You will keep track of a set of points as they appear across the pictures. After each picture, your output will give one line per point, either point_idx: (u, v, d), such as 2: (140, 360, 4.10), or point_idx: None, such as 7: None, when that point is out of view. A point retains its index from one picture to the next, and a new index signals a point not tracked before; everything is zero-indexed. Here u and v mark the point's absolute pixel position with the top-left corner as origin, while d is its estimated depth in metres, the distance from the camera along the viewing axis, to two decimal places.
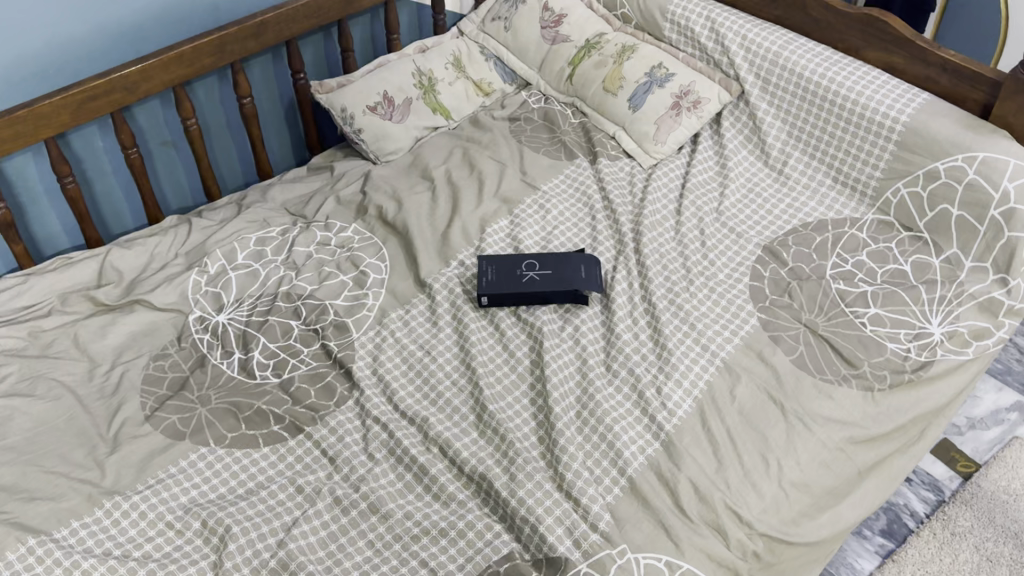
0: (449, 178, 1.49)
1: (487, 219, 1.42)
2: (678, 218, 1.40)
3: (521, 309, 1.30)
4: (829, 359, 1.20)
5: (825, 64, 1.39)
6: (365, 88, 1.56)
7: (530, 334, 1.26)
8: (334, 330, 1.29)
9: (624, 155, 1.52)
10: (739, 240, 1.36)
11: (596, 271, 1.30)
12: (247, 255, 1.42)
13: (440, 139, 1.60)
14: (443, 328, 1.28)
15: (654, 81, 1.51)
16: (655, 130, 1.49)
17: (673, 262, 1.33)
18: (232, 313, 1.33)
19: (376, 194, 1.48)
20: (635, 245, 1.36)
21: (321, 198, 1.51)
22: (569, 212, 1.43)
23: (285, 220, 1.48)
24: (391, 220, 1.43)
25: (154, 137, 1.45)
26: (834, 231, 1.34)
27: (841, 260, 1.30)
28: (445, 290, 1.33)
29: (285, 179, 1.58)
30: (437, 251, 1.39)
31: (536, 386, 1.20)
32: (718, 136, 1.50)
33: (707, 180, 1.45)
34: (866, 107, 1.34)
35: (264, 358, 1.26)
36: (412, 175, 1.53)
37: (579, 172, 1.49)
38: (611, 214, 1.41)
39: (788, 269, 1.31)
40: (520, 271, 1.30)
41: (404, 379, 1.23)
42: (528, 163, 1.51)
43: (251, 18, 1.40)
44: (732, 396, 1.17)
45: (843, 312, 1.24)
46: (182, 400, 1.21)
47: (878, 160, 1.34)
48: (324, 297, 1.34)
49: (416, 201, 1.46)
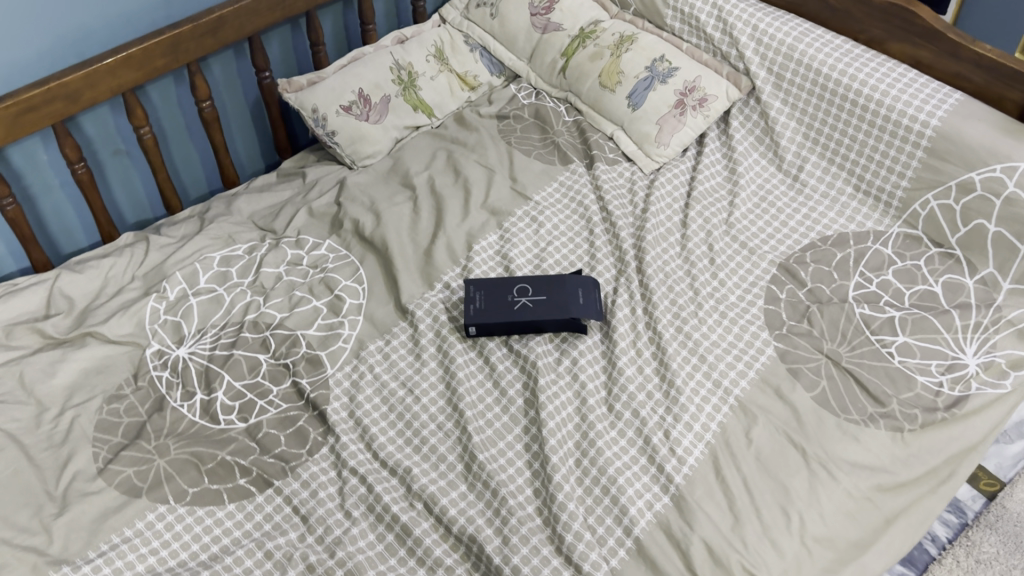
0: (432, 187, 1.36)
1: (474, 234, 1.29)
2: (684, 230, 1.27)
3: (513, 338, 1.18)
4: (854, 396, 1.09)
5: (846, 60, 1.26)
6: (338, 86, 1.42)
7: (523, 369, 1.14)
8: (306, 366, 1.17)
9: (623, 158, 1.38)
10: (752, 257, 1.23)
11: (595, 296, 1.18)
12: (210, 278, 1.29)
13: (422, 142, 1.47)
14: (427, 363, 1.16)
15: (655, 76, 1.37)
16: (657, 132, 1.36)
17: (680, 283, 1.21)
18: (193, 347, 1.21)
19: (351, 205, 1.35)
20: (638, 263, 1.23)
21: (291, 209, 1.38)
22: (565, 225, 1.30)
23: (252, 236, 1.35)
24: (369, 236, 1.30)
25: (104, 147, 1.31)
26: (857, 246, 1.21)
27: (865, 280, 1.18)
28: (429, 317, 1.20)
29: (252, 188, 1.44)
30: (420, 272, 1.26)
31: (530, 430, 1.08)
32: (726, 137, 1.37)
33: (715, 189, 1.32)
34: (892, 109, 1.21)
35: (229, 400, 1.15)
36: (391, 184, 1.39)
37: (575, 179, 1.36)
38: (610, 227, 1.28)
39: (806, 290, 1.18)
40: (510, 297, 1.17)
41: (385, 423, 1.11)
42: (518, 168, 1.37)
43: (207, 14, 1.25)
44: (748, 440, 1.05)
45: (868, 340, 1.13)
46: (138, 450, 1.09)
47: (905, 167, 1.21)
48: (295, 326, 1.22)
49: (396, 213, 1.33)
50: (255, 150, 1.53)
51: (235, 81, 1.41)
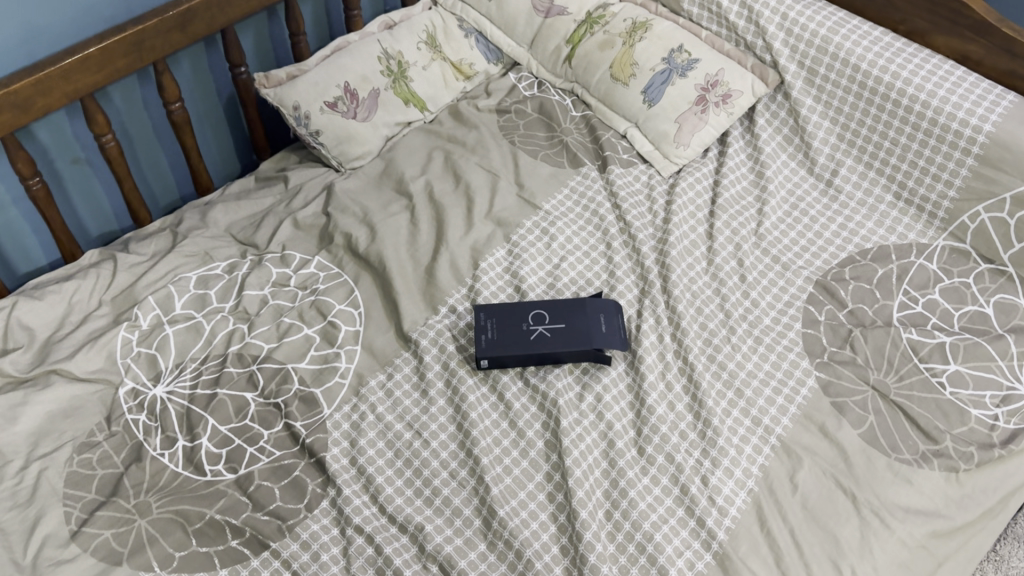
0: (430, 195, 1.24)
1: (480, 249, 1.18)
2: (710, 243, 1.16)
3: (530, 370, 1.07)
4: (904, 432, 1.00)
5: (887, 55, 1.14)
6: (321, 80, 1.28)
7: (542, 406, 1.03)
8: (300, 406, 1.05)
9: (639, 159, 1.27)
10: (785, 273, 1.13)
11: (618, 323, 1.07)
12: (186, 302, 1.16)
13: (416, 141, 1.34)
14: (435, 401, 1.05)
15: (674, 69, 1.25)
16: (676, 130, 1.24)
17: (709, 304, 1.11)
18: (171, 385, 1.08)
19: (342, 216, 1.22)
20: (662, 282, 1.12)
21: (273, 220, 1.25)
22: (579, 238, 1.18)
23: (232, 251, 1.22)
24: (363, 252, 1.18)
25: (61, 156, 1.17)
26: (899, 261, 1.12)
27: (910, 300, 1.08)
28: (435, 347, 1.09)
29: (228, 194, 1.31)
30: (422, 294, 1.14)
31: (554, 477, 0.98)
32: (751, 136, 1.26)
33: (741, 196, 1.21)
34: (940, 112, 1.10)
35: (215, 448, 1.03)
36: (385, 190, 1.27)
37: (587, 184, 1.24)
38: (629, 240, 1.17)
39: (847, 312, 1.09)
40: (526, 325, 1.06)
41: (391, 471, 1.00)
42: (525, 173, 1.25)
43: (174, 6, 1.11)
44: (793, 485, 0.96)
45: (916, 369, 1.03)
46: (115, 510, 0.97)
47: (952, 175, 1.12)
48: (285, 359, 1.09)
49: (392, 226, 1.20)
50: (229, 150, 1.38)
51: (206, 77, 1.27)
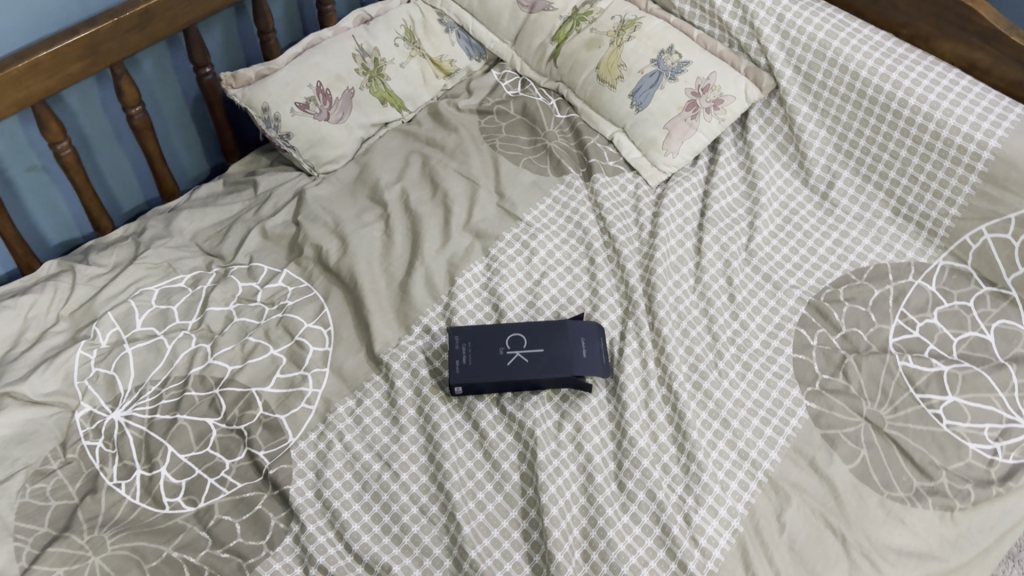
0: (406, 204, 1.18)
1: (456, 264, 1.12)
2: (699, 259, 1.11)
3: (506, 396, 1.02)
4: (898, 467, 0.95)
5: (888, 62, 1.08)
6: (292, 79, 1.21)
7: (518, 436, 0.98)
8: (263, 434, 1.00)
9: (626, 166, 1.21)
10: (776, 293, 1.08)
11: (599, 347, 1.01)
12: (148, 318, 1.10)
13: (393, 144, 1.28)
14: (406, 429, 0.99)
15: (663, 71, 1.19)
16: (665, 137, 1.18)
17: (695, 326, 1.05)
18: (130, 409, 1.03)
19: (312, 226, 1.16)
20: (647, 302, 1.07)
21: (240, 229, 1.19)
22: (561, 252, 1.12)
23: (197, 262, 1.16)
24: (334, 266, 1.12)
25: (16, 163, 1.10)
26: (896, 281, 1.07)
27: (907, 324, 1.03)
28: (407, 371, 1.03)
29: (194, 199, 1.24)
30: (395, 312, 1.08)
31: (529, 513, 0.93)
32: (743, 143, 1.20)
33: (732, 208, 1.15)
34: (943, 125, 1.04)
35: (174, 478, 0.98)
36: (358, 198, 1.21)
37: (571, 194, 1.18)
38: (614, 255, 1.11)
39: (841, 336, 1.03)
40: (502, 350, 1.01)
41: (358, 505, 0.95)
42: (506, 180, 1.19)
43: (132, 5, 1.04)
44: (780, 525, 0.91)
45: (912, 399, 0.98)
46: (67, 546, 0.91)
47: (954, 193, 1.06)
48: (248, 382, 1.04)
49: (365, 237, 1.14)
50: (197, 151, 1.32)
51: (171, 78, 1.20)
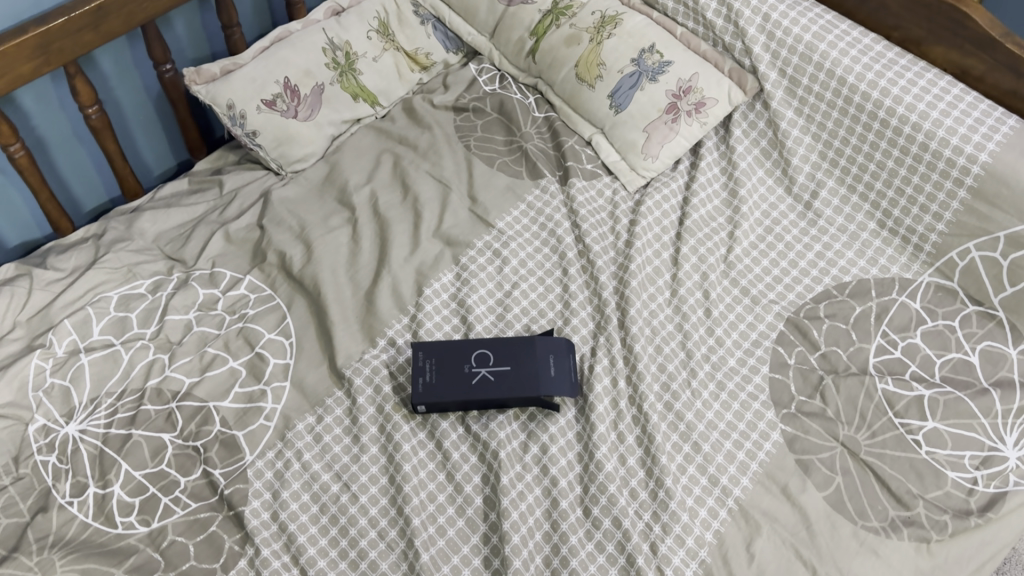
0: (375, 208, 1.14)
1: (425, 273, 1.08)
2: (675, 270, 1.07)
3: (471, 415, 0.98)
4: (873, 495, 0.92)
5: (877, 67, 1.03)
6: (258, 75, 1.16)
7: (482, 457, 0.95)
8: (220, 451, 0.97)
9: (604, 170, 1.16)
10: (755, 308, 1.04)
11: (567, 365, 0.98)
12: (105, 326, 1.07)
13: (363, 143, 1.23)
14: (367, 449, 0.96)
15: (643, 72, 1.14)
16: (644, 141, 1.13)
17: (669, 342, 1.02)
18: (85, 423, 1.00)
19: (277, 230, 1.13)
20: (620, 316, 1.03)
21: (203, 231, 1.15)
22: (534, 262, 1.08)
23: (158, 266, 1.13)
24: (297, 274, 1.08)
25: None
26: (879, 297, 1.03)
27: (889, 343, 0.99)
28: (369, 387, 1.00)
29: (158, 199, 1.20)
30: (360, 324, 1.05)
31: (490, 539, 0.90)
32: (726, 147, 1.15)
33: (713, 216, 1.11)
34: (932, 136, 1.00)
35: (128, 496, 0.95)
36: (326, 200, 1.16)
37: (545, 200, 1.14)
38: (588, 265, 1.07)
39: (819, 355, 1.00)
40: (468, 368, 0.97)
41: (315, 529, 0.92)
42: (479, 184, 1.15)
43: (84, 2, 0.99)
44: (749, 556, 0.88)
45: (891, 424, 0.95)
46: (15, 568, 0.88)
47: (942, 207, 1.02)
48: (206, 396, 1.01)
49: (331, 243, 1.10)
50: (163, 147, 1.28)
51: (131, 74, 1.16)
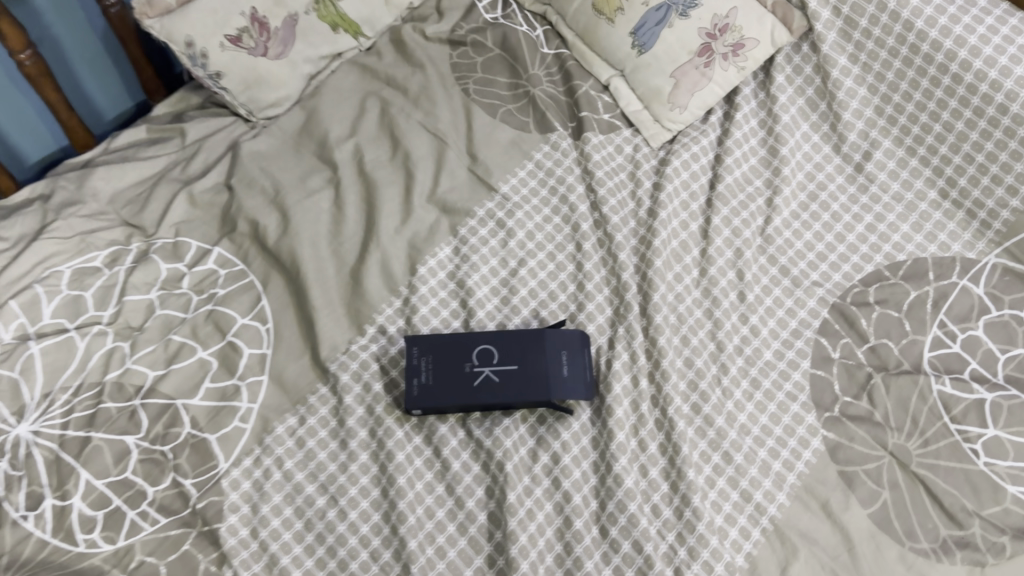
0: (360, 166, 0.99)
1: (418, 247, 0.94)
2: (705, 245, 0.94)
3: (473, 417, 0.87)
4: (923, 512, 0.81)
5: (952, 11, 0.92)
6: (221, 5, 0.98)
7: (486, 467, 0.84)
8: (191, 457, 0.86)
9: (623, 121, 1.02)
10: (795, 291, 0.92)
11: (581, 363, 0.86)
12: (57, 308, 0.93)
13: (345, 84, 1.07)
14: (356, 457, 0.85)
15: (673, 5, 0.98)
16: (671, 88, 0.99)
17: (697, 332, 0.90)
18: (37, 424, 0.86)
19: (247, 193, 0.98)
20: (642, 303, 0.90)
21: (165, 192, 1.01)
22: (543, 234, 0.95)
23: (114, 235, 0.99)
24: (272, 247, 0.95)
25: None
26: (937, 281, 0.90)
27: (947, 336, 0.88)
28: (357, 385, 0.88)
29: (111, 151, 1.05)
30: (345, 307, 0.92)
31: (496, 563, 0.80)
32: (766, 96, 1.01)
33: (749, 178, 0.97)
34: (1013, 98, 0.89)
35: (89, 510, 0.82)
36: (303, 156, 1.02)
37: (557, 158, 0.99)
38: (605, 239, 0.94)
39: (867, 349, 0.88)
40: (468, 367, 0.85)
41: (299, 548, 0.82)
42: (479, 138, 1.00)
43: None
44: None
45: (946, 431, 0.84)
46: None
47: (1019, 179, 0.91)
48: (173, 393, 0.89)
49: (310, 209, 0.96)
50: (115, 88, 1.12)
51: (70, 7, 0.99)
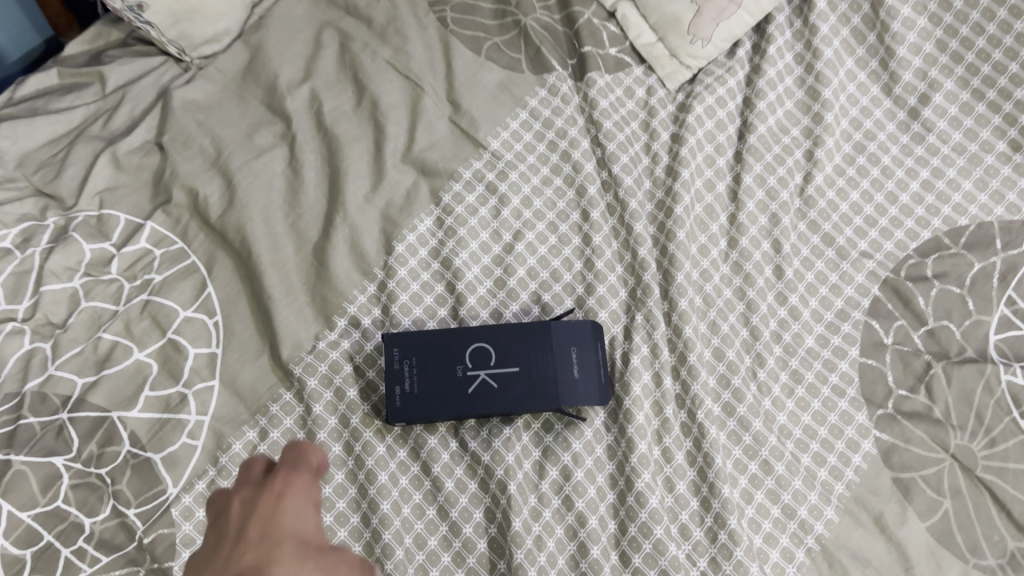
0: (318, 117, 0.83)
1: (393, 218, 0.79)
2: (735, 209, 0.80)
3: (468, 426, 0.73)
4: (988, 522, 0.70)
5: None
6: None
7: (485, 486, 0.71)
8: (134, 482, 0.71)
9: (633, 56, 0.87)
10: (842, 264, 0.79)
11: (593, 361, 0.72)
12: None
13: (295, 13, 0.89)
14: (330, 478, 0.72)
15: None
16: (693, 16, 0.83)
17: (728, 317, 0.76)
18: None
19: (184, 155, 0.82)
20: (663, 285, 0.77)
21: (86, 154, 0.82)
22: (543, 199, 0.81)
23: (26, 208, 0.80)
24: (217, 223, 0.79)
25: None
26: (1006, 250, 0.78)
27: (1018, 316, 0.75)
28: (328, 391, 0.74)
29: (13, 102, 0.85)
30: (309, 294, 0.77)
31: None
32: (803, 24, 0.86)
33: (785, 127, 0.84)
34: None
35: (14, 550, 0.67)
36: (248, 105, 0.85)
37: (556, 106, 0.84)
38: (616, 205, 0.80)
39: (925, 332, 0.76)
40: (459, 371, 0.71)
41: None
42: (462, 82, 0.84)
43: None
44: None
45: (1016, 428, 0.72)
46: None
47: None
48: (108, 404, 0.73)
49: (260, 172, 0.80)
50: (11, 19, 0.92)
51: None
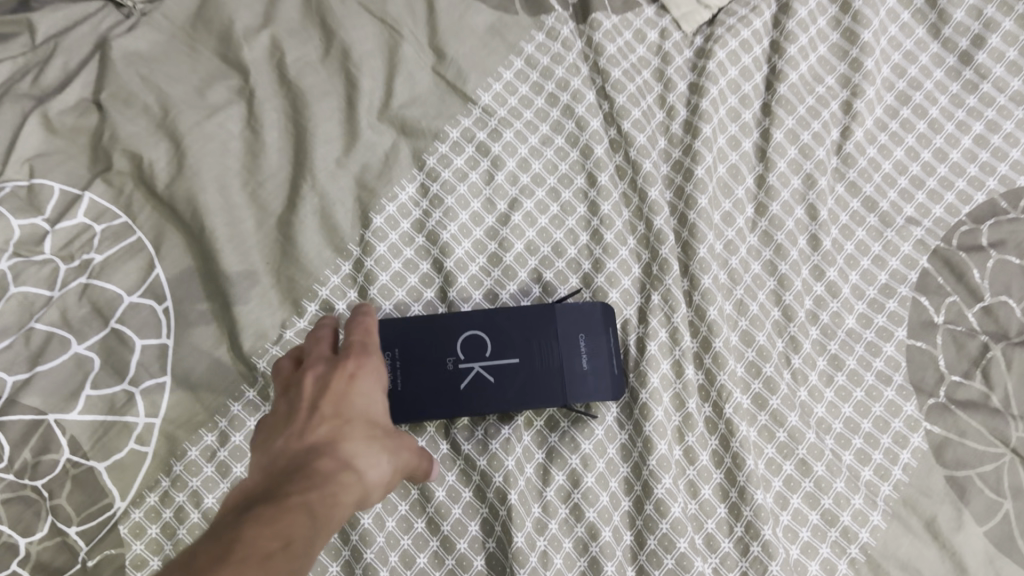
0: (280, 69, 0.71)
1: (370, 186, 0.69)
2: (763, 169, 0.71)
3: (460, 425, 0.63)
4: None
5: None
6: None
7: (481, 494, 0.62)
8: (75, 495, 0.61)
9: None
10: (886, 232, 0.70)
11: (604, 349, 0.62)
12: None
13: None
14: None
15: None
16: None
17: (756, 295, 0.67)
18: None
19: (124, 115, 0.68)
20: (681, 261, 0.68)
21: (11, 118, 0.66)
22: (543, 161, 0.71)
23: None
24: (164, 194, 0.67)
25: None
26: None
27: None
28: None
29: None
30: (273, 275, 0.67)
31: None
32: None
33: (819, 75, 0.74)
34: None
35: None
36: (199, 54, 0.71)
37: (557, 54, 0.73)
38: (626, 167, 0.71)
39: (981, 310, 0.66)
40: (450, 364, 0.61)
41: None
42: (448, 23, 0.72)
43: None
44: None
45: None
46: None
47: None
48: (44, 405, 0.61)
49: (213, 134, 0.68)
50: None
51: None
